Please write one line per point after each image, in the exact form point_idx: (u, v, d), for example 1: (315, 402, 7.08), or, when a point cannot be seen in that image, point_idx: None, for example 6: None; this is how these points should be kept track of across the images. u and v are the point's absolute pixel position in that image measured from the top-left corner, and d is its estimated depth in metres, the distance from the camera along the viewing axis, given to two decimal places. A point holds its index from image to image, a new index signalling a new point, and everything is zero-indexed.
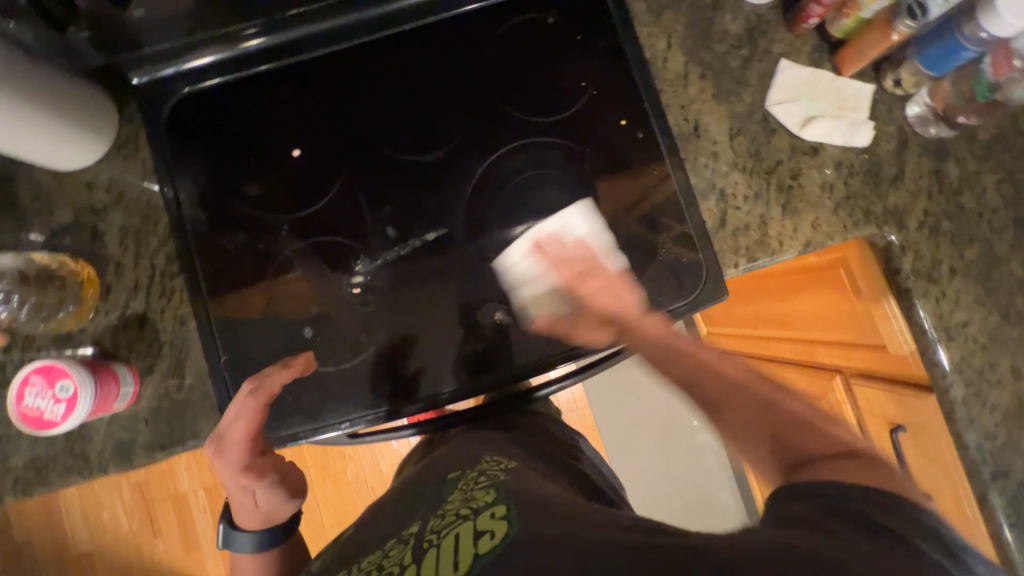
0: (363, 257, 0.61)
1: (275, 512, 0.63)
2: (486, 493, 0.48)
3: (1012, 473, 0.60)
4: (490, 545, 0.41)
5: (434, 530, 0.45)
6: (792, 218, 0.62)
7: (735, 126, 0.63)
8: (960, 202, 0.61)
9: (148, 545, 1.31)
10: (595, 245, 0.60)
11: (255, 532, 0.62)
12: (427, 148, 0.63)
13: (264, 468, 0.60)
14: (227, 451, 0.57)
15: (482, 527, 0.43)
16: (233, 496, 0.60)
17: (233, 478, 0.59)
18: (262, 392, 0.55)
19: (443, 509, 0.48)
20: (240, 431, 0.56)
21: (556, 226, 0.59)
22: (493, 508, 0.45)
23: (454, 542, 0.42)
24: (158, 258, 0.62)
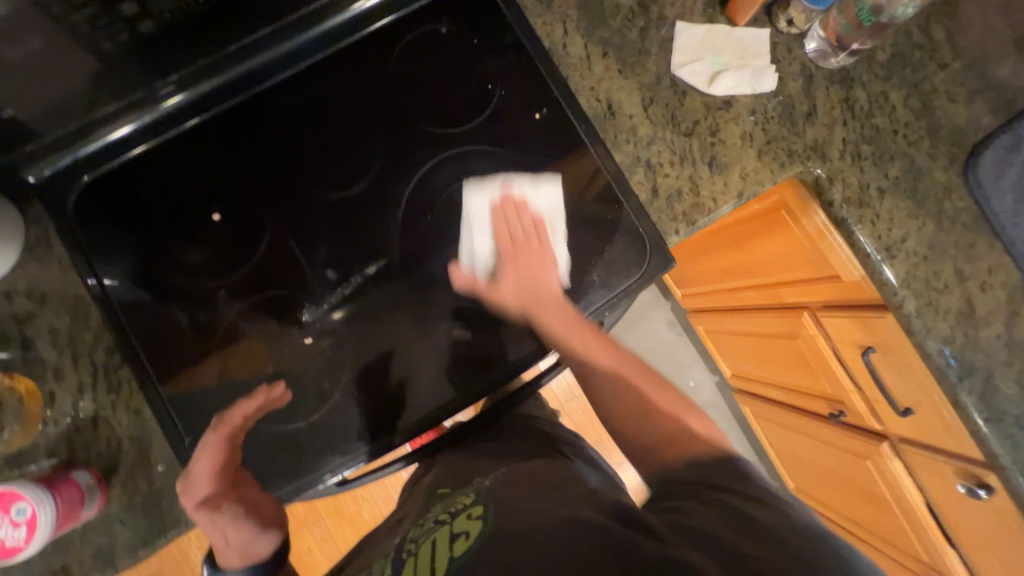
0: (308, 305, 0.60)
1: (254, 546, 0.62)
2: (468, 497, 0.53)
3: (977, 371, 0.62)
4: (464, 546, 0.46)
5: (413, 540, 0.51)
6: (721, 174, 0.62)
7: (647, 96, 0.63)
8: (875, 124, 0.63)
9: None
10: (552, 223, 0.61)
11: (239, 569, 0.62)
12: (349, 183, 0.61)
13: (228, 503, 0.57)
14: (194, 487, 0.56)
15: (459, 530, 0.48)
16: (208, 535, 0.60)
17: (196, 513, 0.57)
18: (223, 424, 0.55)
19: (424, 519, 0.54)
20: (204, 469, 0.55)
21: (522, 193, 0.61)
22: (468, 510, 0.50)
23: (431, 549, 0.47)
24: (98, 353, 0.59)
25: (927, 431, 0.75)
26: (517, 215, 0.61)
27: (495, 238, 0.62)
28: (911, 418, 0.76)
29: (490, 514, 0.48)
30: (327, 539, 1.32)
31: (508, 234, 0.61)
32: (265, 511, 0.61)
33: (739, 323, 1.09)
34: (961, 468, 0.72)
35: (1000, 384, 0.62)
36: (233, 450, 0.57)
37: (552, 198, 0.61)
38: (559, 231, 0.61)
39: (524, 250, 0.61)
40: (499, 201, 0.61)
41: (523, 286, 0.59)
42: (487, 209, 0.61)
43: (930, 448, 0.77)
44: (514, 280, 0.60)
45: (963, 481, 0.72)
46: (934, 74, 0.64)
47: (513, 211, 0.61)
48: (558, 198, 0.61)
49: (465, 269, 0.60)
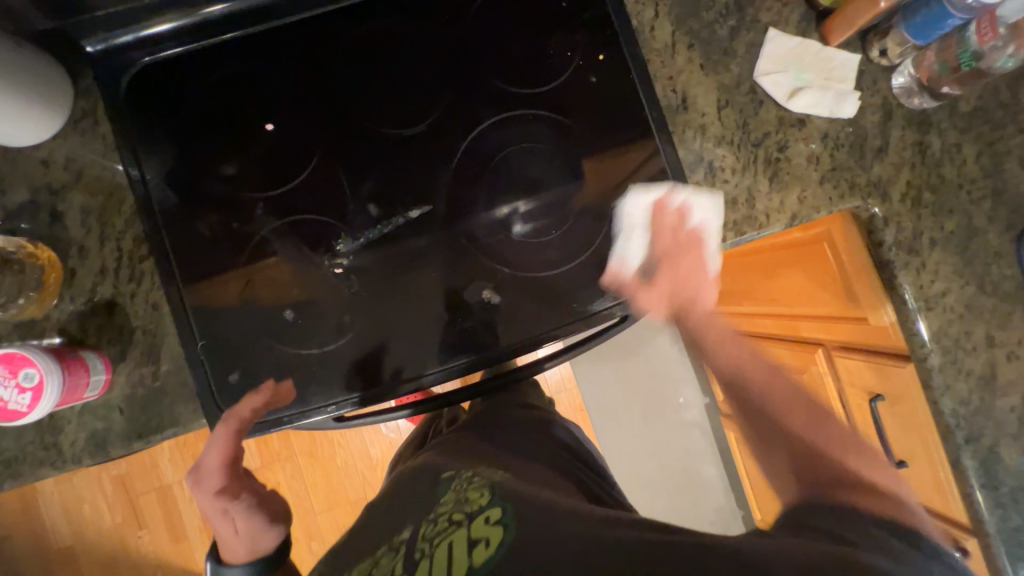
0: (344, 236, 0.59)
1: (260, 538, 0.58)
2: (481, 496, 0.51)
3: (984, 437, 0.62)
4: (484, 554, 0.43)
5: (426, 538, 0.47)
6: (780, 192, 0.61)
7: (722, 98, 0.62)
8: (942, 174, 0.62)
9: (133, 538, 1.29)
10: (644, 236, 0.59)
11: (242, 565, 0.56)
12: (408, 121, 0.60)
13: (241, 488, 0.58)
14: (204, 477, 0.57)
15: (477, 535, 0.45)
16: (214, 525, 0.57)
17: (211, 503, 0.57)
18: (233, 418, 0.55)
19: (436, 515, 0.50)
20: (214, 459, 0.56)
21: (683, 199, 0.59)
22: (486, 512, 0.48)
23: (448, 551, 0.44)
24: (125, 240, 0.58)
25: (916, 486, 0.75)
26: (674, 217, 0.59)
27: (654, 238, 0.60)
28: (902, 471, 0.77)
29: (512, 523, 0.46)
30: (296, 477, 1.33)
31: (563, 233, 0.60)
32: (272, 502, 0.60)
33: (747, 349, 1.09)
34: (940, 528, 0.73)
35: (1002, 454, 0.62)
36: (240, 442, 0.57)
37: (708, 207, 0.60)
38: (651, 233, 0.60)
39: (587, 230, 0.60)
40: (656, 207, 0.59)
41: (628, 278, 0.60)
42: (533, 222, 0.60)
43: (913, 503, 0.78)
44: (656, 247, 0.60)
45: (939, 541, 0.74)
46: (1011, 137, 0.62)
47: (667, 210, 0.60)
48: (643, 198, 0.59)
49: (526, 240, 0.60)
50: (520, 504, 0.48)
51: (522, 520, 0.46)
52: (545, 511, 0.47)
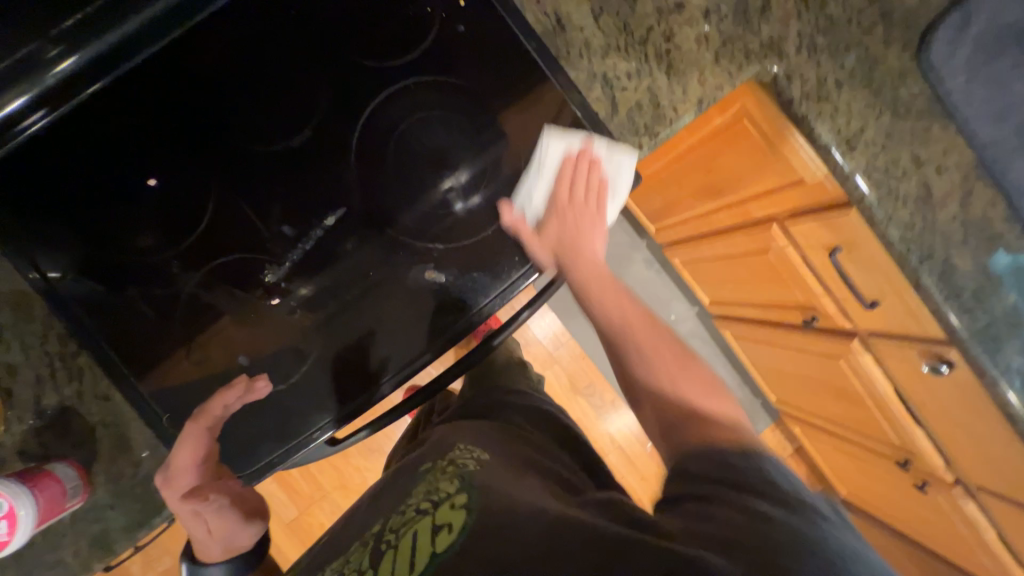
0: (270, 266, 0.57)
1: (234, 534, 0.62)
2: (450, 483, 0.53)
3: (935, 253, 0.64)
4: (446, 542, 0.47)
5: (393, 529, 0.51)
6: (680, 82, 0.61)
7: (597, 5, 0.59)
8: (830, 13, 0.61)
9: None
10: (613, 190, 0.64)
11: (220, 563, 0.61)
12: (293, 130, 0.56)
13: (218, 488, 0.59)
14: (175, 478, 0.56)
15: (440, 522, 0.49)
16: (186, 526, 0.60)
17: (180, 506, 0.57)
18: (205, 415, 0.55)
19: (406, 506, 0.54)
20: (187, 458, 0.56)
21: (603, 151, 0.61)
22: (451, 499, 0.51)
23: (412, 541, 0.48)
24: (50, 343, 0.56)
25: (894, 320, 0.78)
26: (584, 169, 0.62)
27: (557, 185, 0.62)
28: (878, 310, 0.80)
29: (474, 507, 0.49)
30: (337, 512, 1.34)
31: (587, 185, 0.62)
32: (244, 497, 0.63)
33: (712, 248, 1.11)
34: (924, 349, 0.76)
35: (957, 263, 0.64)
36: (212, 443, 0.57)
37: (625, 176, 0.63)
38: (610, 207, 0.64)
39: (552, 229, 0.63)
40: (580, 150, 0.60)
41: (564, 237, 0.64)
42: (563, 148, 0.60)
43: (897, 336, 0.81)
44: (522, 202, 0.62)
45: (926, 361, 0.77)
46: None
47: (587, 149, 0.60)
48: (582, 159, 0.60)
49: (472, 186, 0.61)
50: (485, 490, 0.51)
51: (485, 505, 0.49)
52: (502, 491, 0.50)
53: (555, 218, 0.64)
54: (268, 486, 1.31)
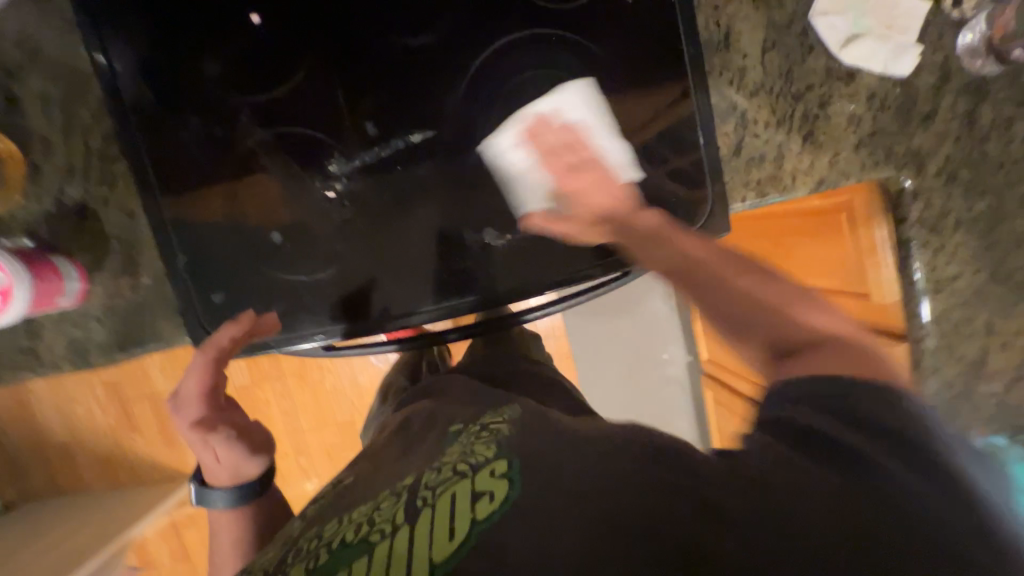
0: (337, 155, 0.54)
1: (242, 467, 0.58)
2: (488, 447, 0.42)
3: (956, 418, 0.65)
4: (488, 512, 0.35)
5: (430, 487, 0.39)
6: (812, 153, 0.57)
7: (770, 39, 0.55)
8: (985, 150, 0.58)
9: (126, 437, 1.32)
10: (589, 124, 0.53)
11: (225, 489, 0.57)
12: (414, 30, 0.52)
13: (224, 422, 0.57)
14: (183, 409, 0.56)
15: (480, 489, 0.37)
16: (197, 454, 0.57)
17: (190, 433, 0.56)
18: (211, 345, 0.54)
19: (441, 463, 0.42)
20: (193, 387, 0.56)
21: (551, 107, 0.52)
22: (492, 465, 0.39)
23: (451, 501, 0.37)
24: (94, 137, 0.53)
25: None
26: (553, 128, 0.52)
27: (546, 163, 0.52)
28: None
29: (521, 476, 0.37)
30: (285, 396, 1.37)
31: (549, 148, 0.51)
32: (252, 433, 0.59)
33: None
34: None
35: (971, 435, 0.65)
36: (217, 375, 0.56)
37: (586, 108, 0.52)
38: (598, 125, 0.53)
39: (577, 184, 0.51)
40: (574, 121, 0.52)
41: (593, 192, 0.51)
42: (514, 139, 0.52)
43: None
44: (602, 192, 0.51)
45: None
46: None
47: (535, 122, 0.52)
48: (594, 105, 0.53)
49: (526, 210, 0.55)
50: (529, 456, 0.39)
51: (532, 473, 0.37)
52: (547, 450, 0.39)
53: (574, 198, 0.52)
54: None
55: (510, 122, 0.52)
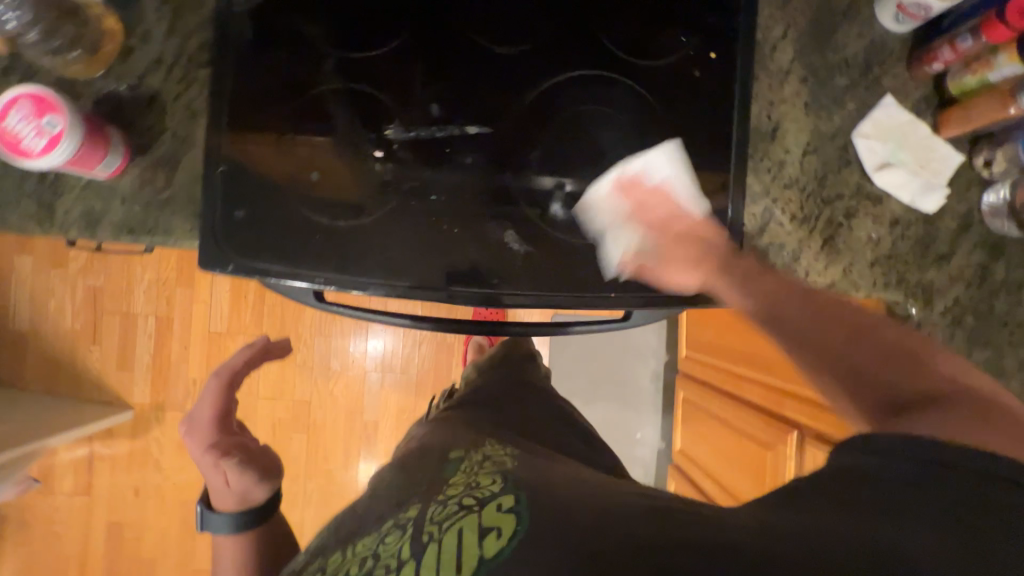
0: (397, 123, 0.57)
1: (251, 491, 0.66)
2: (495, 484, 0.48)
3: None
4: (495, 547, 0.40)
5: (434, 522, 0.45)
6: (830, 256, 0.59)
7: (813, 144, 0.59)
8: (992, 305, 0.60)
9: (84, 349, 1.42)
10: (677, 185, 0.56)
11: (231, 513, 0.64)
12: (502, 41, 0.57)
13: (235, 445, 0.67)
14: (196, 430, 0.68)
15: (488, 524, 0.43)
16: (208, 476, 0.66)
17: (203, 455, 0.66)
18: (224, 370, 0.71)
19: (445, 497, 0.48)
20: (205, 411, 0.70)
21: (639, 166, 0.56)
22: (499, 500, 0.45)
23: (457, 537, 0.42)
24: (190, 43, 0.57)
25: None
26: (642, 190, 0.56)
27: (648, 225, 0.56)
28: None
29: (527, 513, 0.43)
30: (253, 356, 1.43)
31: (640, 202, 0.56)
32: (264, 455, 0.69)
33: (723, 410, 1.10)
34: None
35: None
36: (227, 396, 0.71)
37: (671, 166, 0.56)
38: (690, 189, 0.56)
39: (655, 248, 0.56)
40: (643, 173, 0.56)
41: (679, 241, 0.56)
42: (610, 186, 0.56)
43: None
44: (689, 258, 0.55)
45: None
46: None
47: (631, 192, 0.56)
48: (676, 165, 0.56)
49: (619, 262, 0.57)
50: (536, 495, 0.45)
51: (538, 516, 0.42)
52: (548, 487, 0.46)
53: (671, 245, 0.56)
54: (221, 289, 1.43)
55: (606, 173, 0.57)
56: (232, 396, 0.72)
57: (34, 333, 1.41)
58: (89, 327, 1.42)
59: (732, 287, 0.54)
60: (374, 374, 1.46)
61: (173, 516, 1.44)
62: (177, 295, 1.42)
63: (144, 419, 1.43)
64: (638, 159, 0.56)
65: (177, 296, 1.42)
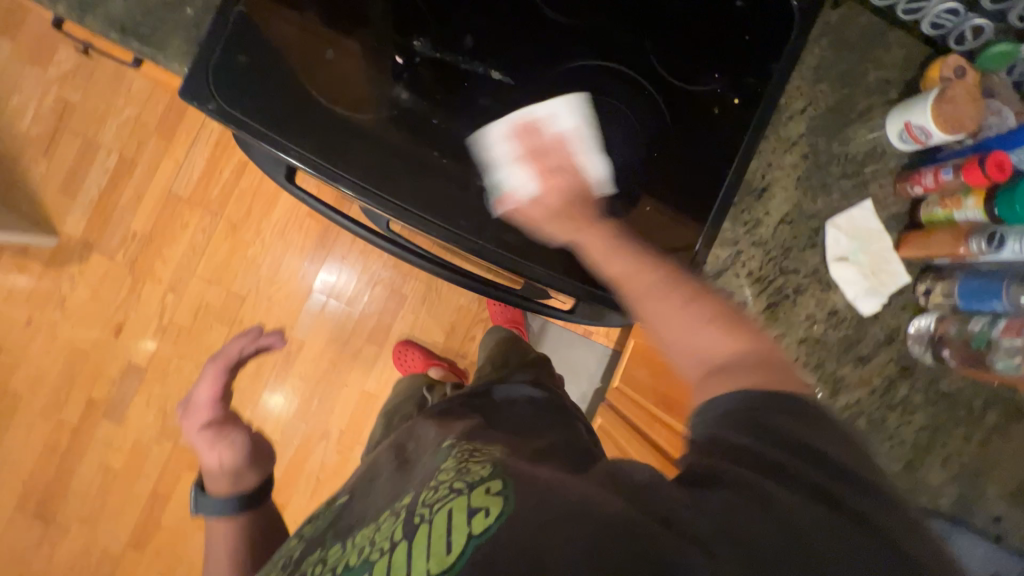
0: (426, 38, 0.56)
1: (242, 477, 0.79)
2: (483, 469, 0.53)
3: None
4: (482, 523, 0.46)
5: (427, 505, 0.53)
6: (767, 321, 0.63)
7: (791, 216, 0.62)
8: (884, 417, 0.64)
9: (30, 157, 1.33)
10: (575, 138, 0.56)
11: (224, 494, 0.77)
12: (554, 6, 0.58)
13: (228, 425, 0.83)
14: (197, 411, 0.84)
15: (477, 504, 0.48)
16: (204, 456, 0.80)
17: (201, 436, 0.81)
18: (222, 357, 0.84)
19: (438, 482, 0.55)
20: (206, 393, 0.84)
21: (545, 114, 0.56)
22: (487, 483, 0.50)
23: (445, 519, 0.49)
24: None
25: None
26: (541, 141, 0.56)
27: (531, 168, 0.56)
28: None
29: (514, 494, 0.47)
30: (204, 233, 1.38)
31: (539, 154, 0.56)
32: (255, 440, 0.84)
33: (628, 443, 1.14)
34: None
35: None
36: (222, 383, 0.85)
37: (574, 116, 0.56)
38: (591, 136, 0.57)
39: (597, 245, 0.57)
40: (566, 134, 0.56)
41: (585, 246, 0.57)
42: (518, 160, 0.56)
43: None
44: (560, 198, 0.57)
45: None
46: (953, 438, 0.64)
47: (520, 135, 0.55)
48: (580, 121, 0.56)
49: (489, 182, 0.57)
50: (521, 479, 0.49)
51: (520, 491, 0.47)
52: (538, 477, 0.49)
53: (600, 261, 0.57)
54: (198, 156, 1.37)
55: (507, 138, 0.56)
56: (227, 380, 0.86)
57: None
58: (44, 139, 1.33)
59: (596, 245, 0.56)
60: (318, 295, 1.42)
61: (58, 359, 1.35)
62: (150, 143, 1.35)
63: (65, 252, 1.35)
64: (544, 111, 0.55)
65: (150, 144, 1.35)
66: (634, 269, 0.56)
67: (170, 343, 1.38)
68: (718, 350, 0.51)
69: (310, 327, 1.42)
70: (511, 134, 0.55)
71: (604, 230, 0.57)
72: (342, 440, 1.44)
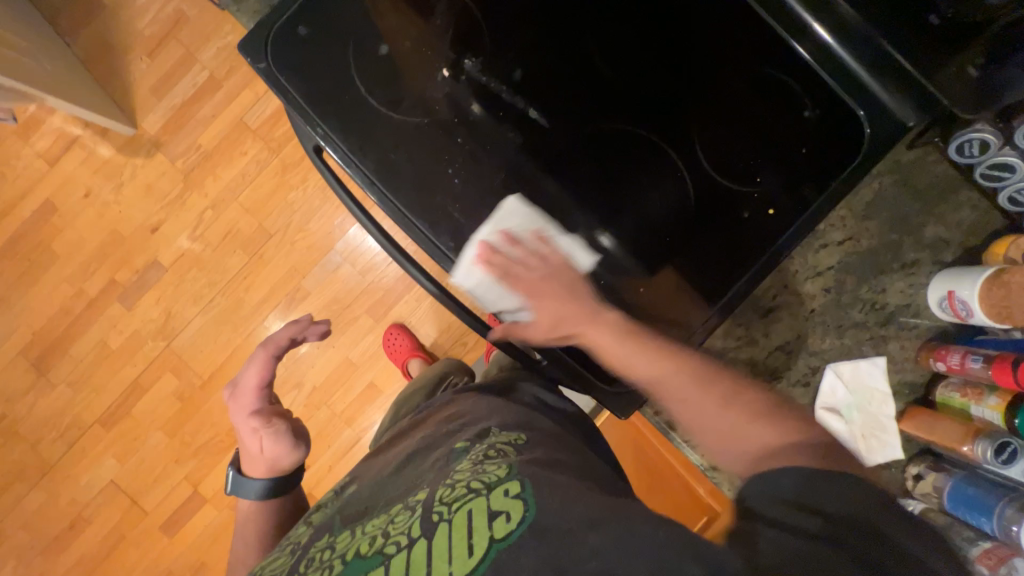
0: (479, 60, 0.56)
1: (277, 465, 0.81)
2: (500, 468, 0.52)
3: None
4: (505, 528, 0.46)
5: (444, 501, 0.51)
6: None
7: (791, 346, 0.60)
8: None
9: (137, 54, 1.45)
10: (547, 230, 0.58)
11: (262, 479, 0.80)
12: (613, 63, 0.56)
13: (274, 414, 0.81)
14: (242, 393, 0.82)
15: (497, 508, 0.47)
16: (246, 440, 0.81)
17: (246, 420, 0.81)
18: (272, 343, 0.81)
19: (453, 480, 0.53)
20: (253, 378, 0.82)
21: (494, 231, 0.57)
22: (506, 486, 0.49)
23: (467, 518, 0.47)
24: None
25: None
26: (510, 248, 0.58)
27: (523, 300, 0.61)
28: None
29: (533, 500, 0.47)
30: (258, 166, 1.45)
31: (527, 285, 0.60)
32: (295, 428, 0.83)
33: None
34: None
35: None
36: (267, 368, 0.82)
37: (525, 211, 0.57)
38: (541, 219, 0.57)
39: (547, 311, 0.60)
40: (533, 232, 0.58)
41: (557, 313, 0.59)
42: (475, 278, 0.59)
43: None
44: (555, 305, 0.59)
45: None
46: None
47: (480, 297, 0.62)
48: (536, 212, 0.57)
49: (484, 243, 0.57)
50: (539, 483, 0.49)
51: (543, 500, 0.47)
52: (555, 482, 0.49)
53: (549, 307, 0.60)
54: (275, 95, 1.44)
55: (466, 258, 0.57)
56: (274, 367, 0.83)
57: (110, 11, 1.44)
58: (154, 41, 1.45)
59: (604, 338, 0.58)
60: (337, 255, 1.46)
61: (99, 235, 1.47)
62: (239, 72, 1.44)
63: (137, 144, 1.46)
64: (492, 215, 0.57)
65: (239, 72, 1.44)
66: (661, 373, 0.56)
67: (195, 254, 1.46)
68: (757, 426, 0.50)
69: (320, 282, 1.47)
70: (482, 233, 0.57)
71: (613, 321, 0.58)
72: (312, 397, 1.47)
